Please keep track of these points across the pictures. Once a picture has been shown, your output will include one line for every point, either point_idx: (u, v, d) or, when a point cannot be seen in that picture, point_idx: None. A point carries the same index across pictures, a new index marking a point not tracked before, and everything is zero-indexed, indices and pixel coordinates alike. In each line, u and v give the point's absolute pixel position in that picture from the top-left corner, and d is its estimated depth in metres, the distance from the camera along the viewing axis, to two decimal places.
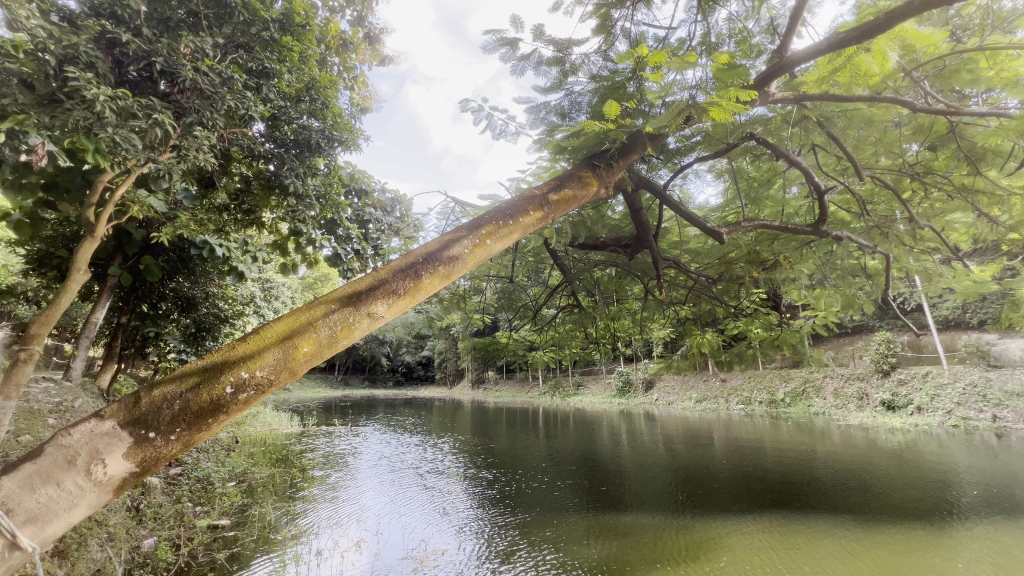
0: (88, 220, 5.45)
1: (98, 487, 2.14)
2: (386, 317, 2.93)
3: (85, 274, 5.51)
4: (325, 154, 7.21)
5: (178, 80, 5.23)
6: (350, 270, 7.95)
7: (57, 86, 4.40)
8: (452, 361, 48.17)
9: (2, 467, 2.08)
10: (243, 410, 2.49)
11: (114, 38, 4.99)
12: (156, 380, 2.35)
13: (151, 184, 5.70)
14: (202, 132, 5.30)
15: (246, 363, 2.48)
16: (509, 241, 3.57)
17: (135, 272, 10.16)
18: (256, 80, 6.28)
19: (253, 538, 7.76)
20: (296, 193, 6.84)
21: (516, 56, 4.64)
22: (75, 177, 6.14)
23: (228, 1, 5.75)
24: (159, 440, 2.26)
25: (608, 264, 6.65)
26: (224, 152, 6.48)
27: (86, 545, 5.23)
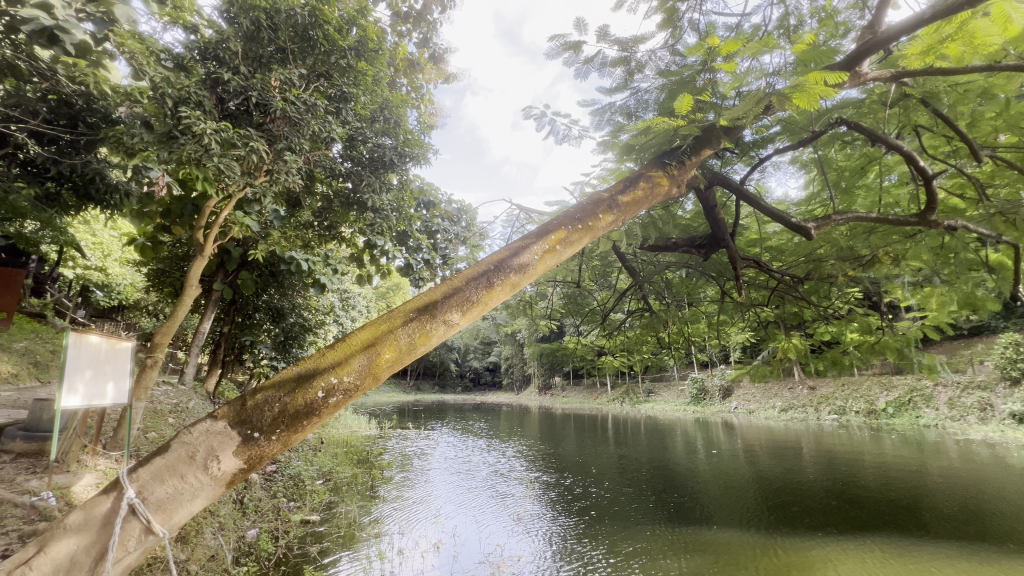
0: (197, 241, 6.18)
1: (213, 481, 2.37)
2: (461, 324, 3.02)
3: (196, 289, 6.25)
4: (397, 170, 7.60)
5: (270, 111, 5.76)
6: (420, 279, 8.25)
7: (172, 124, 4.98)
8: (519, 367, 48.49)
9: (139, 459, 2.40)
10: (333, 413, 2.66)
11: (217, 78, 5.61)
12: (258, 385, 2.58)
13: (247, 206, 6.32)
14: (291, 157, 5.79)
15: (334, 369, 2.66)
16: (579, 246, 3.54)
17: (234, 286, 11.25)
18: (336, 104, 6.76)
19: (341, 533, 8.20)
20: (373, 208, 7.26)
21: (580, 59, 4.62)
22: (185, 204, 6.91)
23: (311, 35, 6.25)
24: (263, 441, 2.46)
25: (680, 266, 6.37)
26: (309, 174, 7.05)
27: (202, 532, 5.82)
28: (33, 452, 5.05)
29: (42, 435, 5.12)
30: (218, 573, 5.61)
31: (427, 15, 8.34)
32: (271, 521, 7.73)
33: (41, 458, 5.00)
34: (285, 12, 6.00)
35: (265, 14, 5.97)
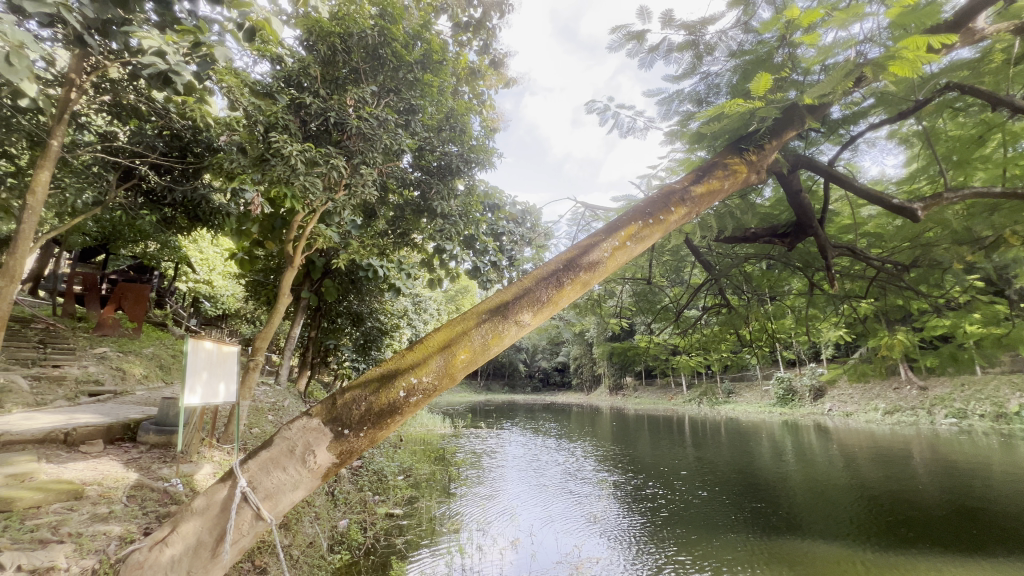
0: (288, 253, 6.76)
1: (310, 473, 2.59)
2: (533, 324, 3.05)
3: (289, 296, 6.83)
4: (464, 175, 7.82)
5: (347, 129, 6.16)
6: (488, 281, 8.41)
7: (264, 148, 5.49)
8: (588, 368, 47.77)
9: (249, 451, 2.67)
10: (414, 411, 2.79)
11: (300, 102, 6.10)
12: (346, 385, 2.77)
13: (329, 219, 6.81)
14: (367, 170, 6.16)
15: (414, 369, 2.79)
16: (650, 241, 3.44)
17: (319, 293, 12.15)
18: (405, 117, 7.09)
19: (423, 527, 8.52)
20: (442, 214, 7.53)
21: (644, 49, 4.50)
22: (276, 220, 7.58)
23: (380, 54, 6.61)
24: (352, 437, 2.64)
25: (760, 257, 5.98)
26: (382, 185, 7.46)
27: (302, 519, 6.34)
28: (163, 443, 5.73)
29: (169, 429, 5.79)
30: (316, 558, 6.04)
31: (486, 21, 8.48)
32: (359, 513, 8.21)
33: (169, 448, 5.67)
34: (357, 34, 6.39)
35: (340, 39, 6.40)
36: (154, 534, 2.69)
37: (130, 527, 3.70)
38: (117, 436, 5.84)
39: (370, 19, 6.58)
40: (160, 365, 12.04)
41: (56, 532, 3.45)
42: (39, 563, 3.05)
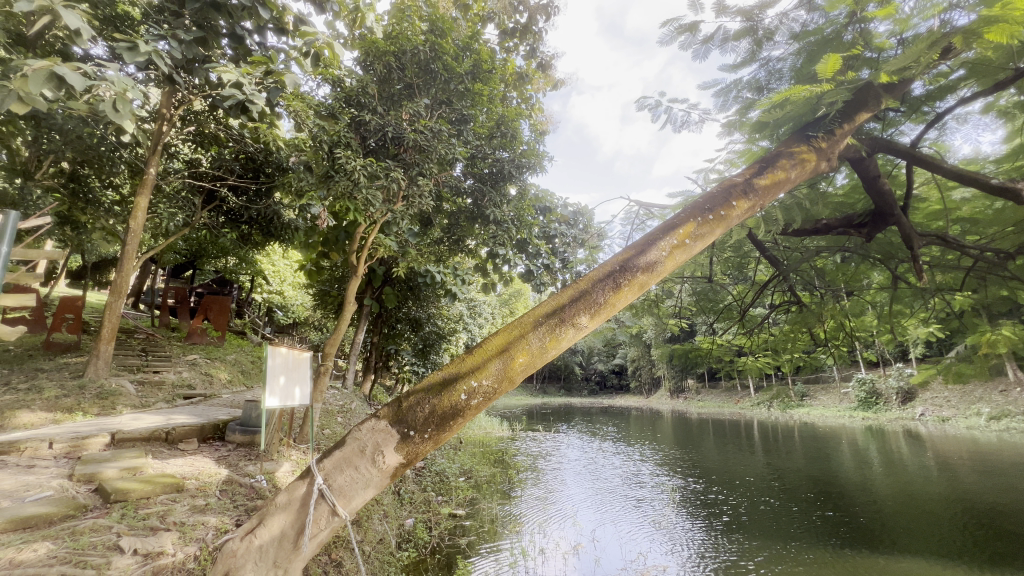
0: (352, 263, 7.14)
1: (380, 472, 2.73)
2: (590, 326, 3.04)
3: (354, 304, 7.20)
4: (515, 180, 7.91)
5: (404, 142, 6.44)
6: (542, 284, 8.42)
7: (329, 166, 5.84)
8: (646, 370, 46.42)
9: (324, 450, 2.85)
10: (475, 414, 2.87)
11: (360, 120, 6.45)
12: (409, 389, 2.89)
13: (388, 229, 7.11)
14: (424, 180, 6.41)
15: (473, 374, 2.86)
16: (711, 238, 3.31)
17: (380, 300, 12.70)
18: (457, 127, 7.30)
19: (486, 528, 8.64)
20: (495, 220, 7.66)
21: (698, 40, 4.34)
22: (339, 232, 8.02)
23: (432, 67, 6.85)
24: (417, 438, 2.75)
25: (834, 250, 5.57)
26: (438, 194, 7.70)
27: (373, 517, 6.64)
28: (247, 442, 6.21)
29: (252, 429, 6.27)
30: (386, 554, 6.28)
31: (532, 26, 8.51)
32: (424, 513, 8.47)
33: (253, 447, 6.14)
34: (410, 51, 6.67)
35: (394, 57, 6.72)
36: (244, 526, 2.94)
37: (223, 518, 4.05)
38: (208, 436, 6.40)
39: (422, 35, 6.85)
40: (241, 370, 13.06)
41: (163, 521, 3.84)
42: (151, 548, 3.41)
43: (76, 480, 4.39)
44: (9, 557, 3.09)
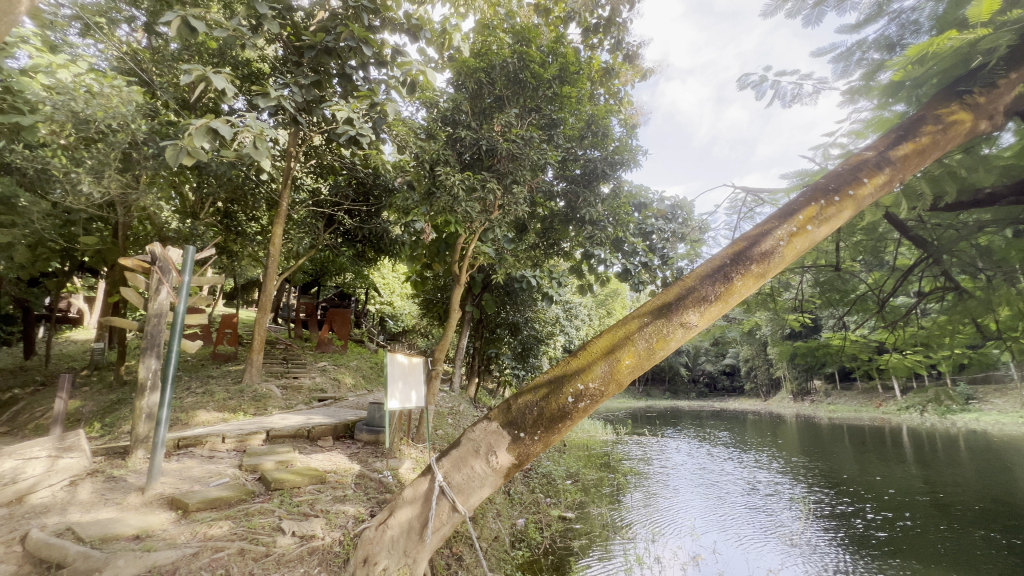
0: (454, 271, 7.52)
1: (494, 472, 3.03)
2: (700, 324, 3.00)
3: (458, 311, 7.60)
4: (610, 179, 7.83)
5: (498, 153, 6.70)
6: (641, 282, 8.18)
7: (431, 182, 6.30)
8: (762, 370, 42.47)
9: (443, 448, 3.20)
10: (583, 416, 3.02)
11: (456, 137, 6.83)
12: (518, 390, 3.12)
13: (485, 237, 7.41)
14: (518, 188, 6.62)
15: (579, 376, 3.00)
16: (838, 221, 3.05)
17: (480, 306, 13.21)
18: (548, 132, 7.40)
19: (596, 533, 8.48)
20: (591, 220, 7.60)
21: (807, 3, 3.93)
22: (440, 244, 8.54)
23: (520, 77, 7.02)
24: (527, 440, 2.98)
25: (1005, 223, 4.65)
26: (532, 200, 7.86)
27: (487, 515, 6.90)
28: (373, 440, 6.84)
29: (377, 428, 6.88)
30: (502, 551, 6.50)
31: (616, 18, 8.29)
32: (534, 513, 8.61)
33: (378, 445, 6.74)
34: (499, 65, 6.91)
35: (484, 73, 7.01)
36: (378, 516, 3.45)
37: (359, 508, 4.50)
38: (342, 433, 7.17)
39: (509, 48, 7.06)
40: (363, 375, 14.40)
41: (313, 507, 4.38)
42: (305, 531, 3.91)
43: (244, 469, 5.19)
44: (203, 531, 3.75)
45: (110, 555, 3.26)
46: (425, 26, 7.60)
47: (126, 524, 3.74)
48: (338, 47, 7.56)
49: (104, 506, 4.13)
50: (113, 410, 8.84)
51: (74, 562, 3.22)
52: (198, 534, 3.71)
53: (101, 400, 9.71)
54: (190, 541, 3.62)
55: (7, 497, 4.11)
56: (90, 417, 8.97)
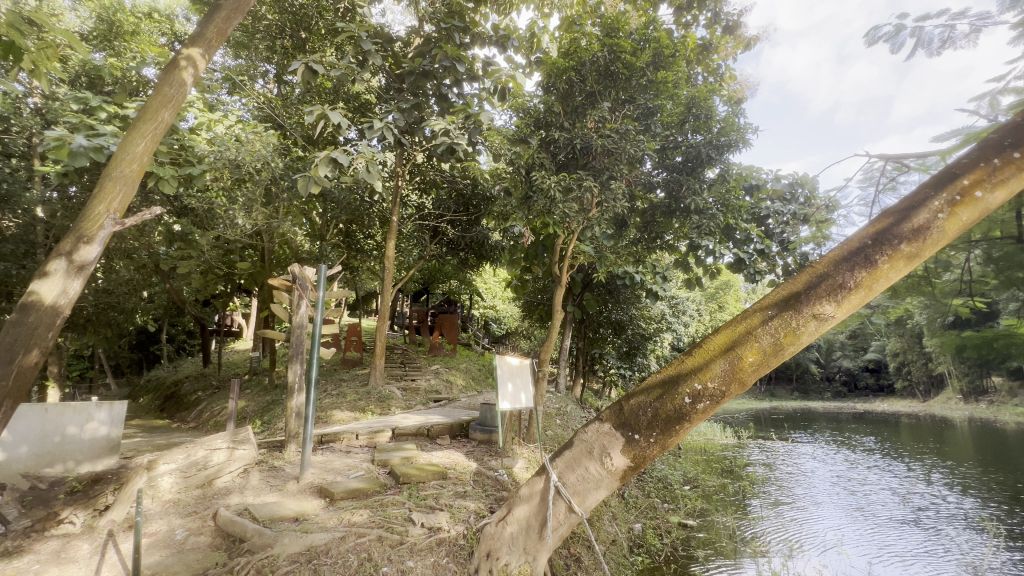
0: (555, 274, 7.54)
1: (608, 473, 3.24)
2: (837, 315, 2.87)
3: (561, 313, 7.60)
4: (716, 162, 7.31)
5: (593, 150, 6.63)
6: (757, 272, 7.49)
7: (528, 188, 6.50)
8: (918, 366, 36.24)
9: (560, 447, 3.52)
10: (702, 416, 3.08)
11: (550, 140, 6.87)
12: (631, 392, 3.27)
13: (584, 236, 7.35)
14: (616, 183, 6.47)
15: (697, 375, 3.07)
16: (1017, 182, 2.69)
17: (582, 306, 13.11)
18: (643, 121, 7.13)
19: (723, 543, 7.84)
20: (698, 209, 7.18)
21: None
22: (539, 247, 8.64)
23: (612, 69, 6.84)
24: (641, 442, 3.14)
25: None
26: (630, 194, 7.65)
27: (603, 518, 6.79)
28: (487, 439, 7.12)
29: (489, 428, 7.15)
30: (620, 556, 6.34)
31: None
32: (651, 518, 8.26)
33: (492, 444, 7.00)
34: (589, 60, 6.82)
35: (574, 71, 6.97)
36: (497, 513, 3.81)
37: (479, 504, 4.71)
38: (457, 432, 7.56)
39: (598, 42, 6.94)
40: (472, 377, 15.04)
41: (437, 501, 4.69)
42: (432, 523, 4.19)
43: (376, 463, 5.73)
44: (347, 518, 4.21)
45: (278, 533, 3.81)
46: (512, 35, 7.78)
47: (288, 507, 4.34)
48: (434, 69, 8.18)
49: (270, 491, 4.84)
50: (269, 410, 10.29)
51: (253, 537, 3.83)
52: (343, 520, 4.18)
53: (260, 401, 11.37)
54: (338, 525, 4.08)
55: (200, 480, 5.00)
56: (253, 415, 10.54)
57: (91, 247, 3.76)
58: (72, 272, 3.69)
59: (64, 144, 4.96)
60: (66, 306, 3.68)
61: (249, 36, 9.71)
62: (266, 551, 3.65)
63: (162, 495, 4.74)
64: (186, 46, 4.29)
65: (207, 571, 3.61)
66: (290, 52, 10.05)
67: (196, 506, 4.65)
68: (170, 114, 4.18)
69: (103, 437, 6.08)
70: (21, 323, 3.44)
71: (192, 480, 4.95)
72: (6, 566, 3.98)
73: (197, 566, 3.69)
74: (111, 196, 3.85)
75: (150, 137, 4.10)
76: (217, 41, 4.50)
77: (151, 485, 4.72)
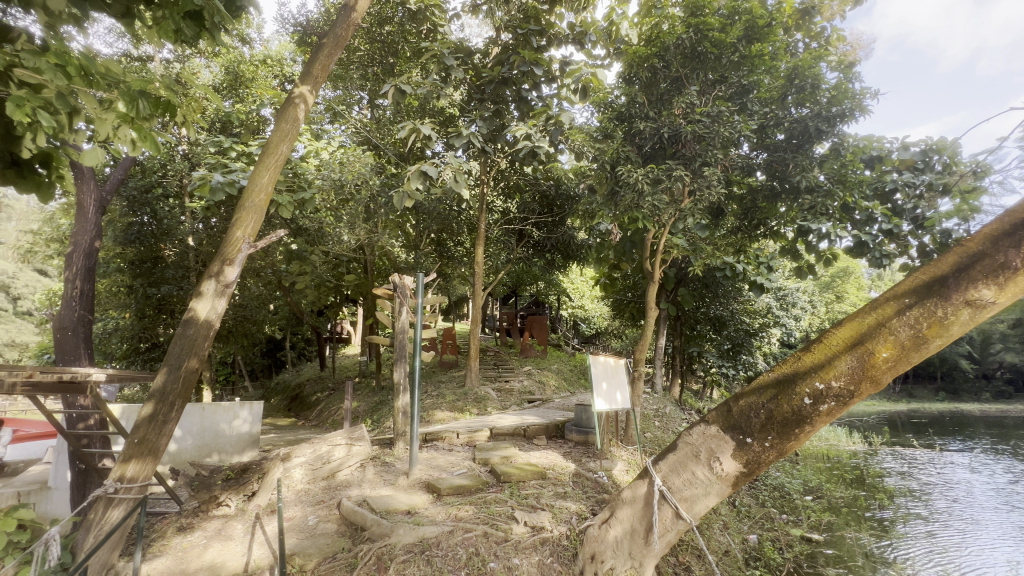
0: (647, 270, 7.25)
1: (719, 479, 3.06)
2: (998, 302, 2.44)
3: (656, 310, 7.28)
4: (828, 137, 6.63)
5: (682, 137, 6.32)
6: (885, 254, 6.51)
7: (613, 184, 6.41)
8: None
9: (663, 450, 3.39)
10: (826, 420, 2.77)
11: (634, 131, 6.63)
12: (740, 392, 3.05)
13: (676, 228, 7.00)
14: (710, 169, 6.11)
15: (818, 374, 2.77)
16: None
17: (676, 302, 12.49)
18: (739, 101, 6.83)
19: (858, 563, 6.82)
20: (809, 188, 6.57)
21: None
22: (625, 243, 8.43)
23: (700, 50, 6.46)
24: (755, 446, 2.92)
25: None
26: (726, 180, 7.18)
27: (713, 527, 6.34)
28: (583, 441, 7.04)
29: (586, 429, 7.06)
30: (735, 569, 5.86)
31: None
32: (769, 530, 7.50)
33: (590, 446, 6.91)
34: (674, 44, 6.45)
35: (657, 58, 6.64)
36: (600, 515, 3.79)
37: (580, 505, 4.68)
38: (554, 433, 7.58)
39: (682, 23, 6.54)
40: (564, 377, 14.95)
41: (539, 500, 4.74)
42: (535, 521, 4.26)
43: (477, 462, 5.94)
44: (454, 513, 4.42)
45: (393, 524, 4.11)
46: (589, 29, 7.69)
47: (400, 500, 4.66)
48: (513, 75, 8.51)
49: (384, 485, 5.25)
50: (378, 410, 11.13)
51: (372, 526, 4.18)
52: (450, 515, 4.39)
53: (369, 401, 12.34)
54: (446, 520, 4.30)
55: (325, 473, 5.57)
56: (364, 414, 11.47)
57: (232, 267, 4.36)
58: (219, 291, 4.30)
59: (208, 182, 5.82)
60: (216, 320, 4.30)
61: (345, 68, 10.62)
62: (384, 540, 3.96)
63: (296, 485, 5.36)
64: (297, 85, 4.81)
65: (335, 554, 4.01)
66: (381, 77, 10.84)
67: (323, 496, 5.19)
68: (287, 146, 4.71)
69: (246, 433, 6.98)
70: (185, 334, 4.10)
71: (319, 472, 5.53)
72: (183, 539, 4.77)
73: (327, 549, 4.11)
74: (246, 223, 4.45)
75: (273, 169, 4.66)
76: (322, 76, 4.99)
77: (287, 475, 5.36)
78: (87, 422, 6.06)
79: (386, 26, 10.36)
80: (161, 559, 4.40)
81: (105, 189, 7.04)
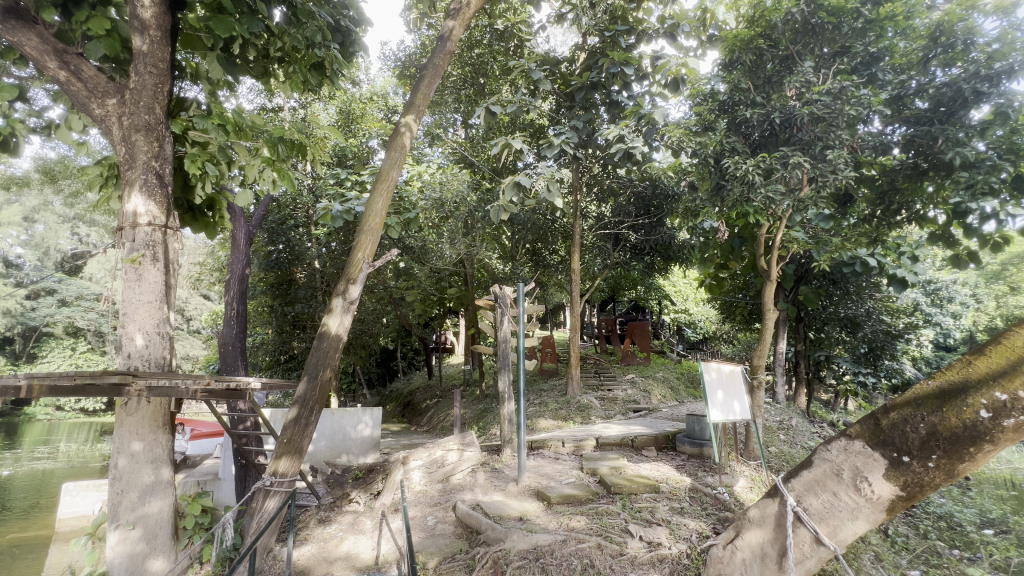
0: (762, 268, 6.63)
1: (870, 503, 2.68)
2: None
3: (775, 312, 6.60)
4: (990, 101, 5.63)
5: (798, 120, 5.75)
6: None
7: (718, 177, 6.02)
8: None
9: (797, 468, 3.09)
10: (1013, 438, 2.28)
11: (739, 119, 6.17)
12: (891, 403, 2.68)
13: (795, 220, 6.34)
14: (834, 152, 5.46)
15: (996, 381, 2.33)
16: None
17: (797, 302, 11.31)
18: (866, 72, 6.12)
19: None
20: (966, 163, 5.58)
21: None
22: (735, 241, 7.98)
23: (814, 23, 5.84)
24: (915, 465, 2.51)
25: None
26: (854, 162, 6.37)
27: (861, 559, 5.50)
28: (698, 453, 6.61)
29: (700, 442, 6.63)
30: None
31: None
32: (936, 567, 6.13)
33: (705, 459, 6.46)
34: (782, 20, 5.87)
35: (763, 38, 6.09)
36: (724, 536, 3.55)
37: (700, 523, 4.38)
38: (664, 445, 7.21)
39: None
40: (670, 386, 14.14)
41: (654, 515, 4.53)
42: (651, 537, 4.10)
43: (586, 472, 5.85)
44: (566, 522, 4.41)
45: (507, 529, 4.21)
46: (681, 20, 7.34)
47: (512, 507, 4.77)
48: (602, 79, 8.44)
49: (496, 491, 5.40)
50: (484, 417, 11.52)
51: (487, 530, 4.33)
52: (563, 525, 4.38)
53: (475, 409, 12.80)
54: (558, 528, 4.31)
55: (441, 476, 5.88)
56: (471, 421, 11.92)
57: (354, 286, 4.83)
58: (346, 307, 4.79)
59: (329, 212, 6.52)
60: (345, 333, 4.79)
61: (440, 94, 11.30)
62: (500, 544, 4.06)
63: (415, 487, 5.73)
64: (403, 115, 5.25)
65: (454, 555, 4.21)
66: (473, 98, 11.35)
67: (440, 498, 5.47)
68: (397, 172, 5.13)
69: (368, 436, 7.63)
70: (319, 347, 4.64)
71: (435, 475, 5.85)
72: (322, 530, 5.34)
73: (447, 550, 4.32)
74: (364, 245, 4.91)
75: (385, 194, 5.10)
76: (424, 105, 5.38)
77: (407, 477, 5.76)
78: (245, 424, 7.10)
79: (475, 49, 10.87)
80: (307, 546, 4.98)
81: (252, 224, 8.24)
